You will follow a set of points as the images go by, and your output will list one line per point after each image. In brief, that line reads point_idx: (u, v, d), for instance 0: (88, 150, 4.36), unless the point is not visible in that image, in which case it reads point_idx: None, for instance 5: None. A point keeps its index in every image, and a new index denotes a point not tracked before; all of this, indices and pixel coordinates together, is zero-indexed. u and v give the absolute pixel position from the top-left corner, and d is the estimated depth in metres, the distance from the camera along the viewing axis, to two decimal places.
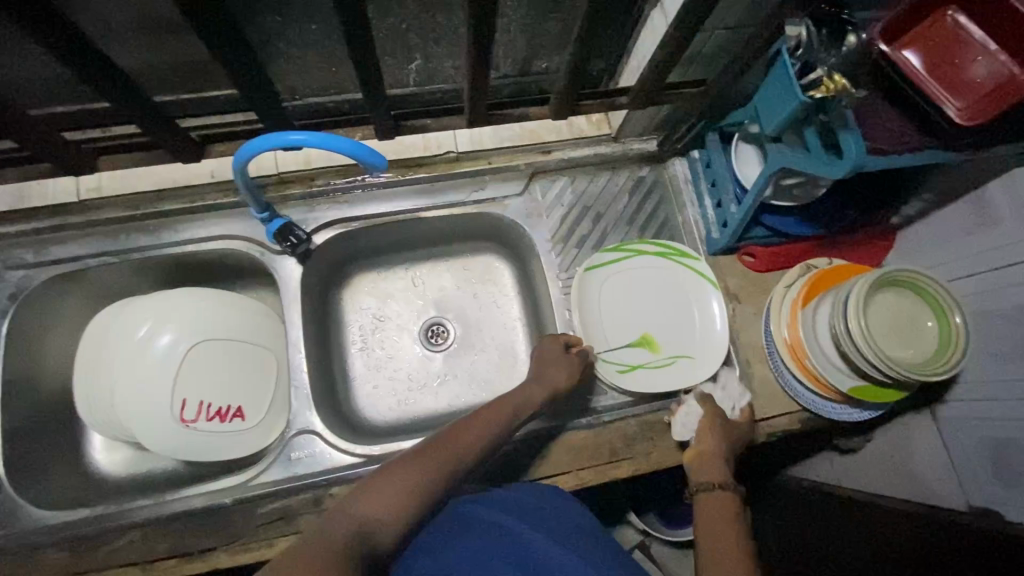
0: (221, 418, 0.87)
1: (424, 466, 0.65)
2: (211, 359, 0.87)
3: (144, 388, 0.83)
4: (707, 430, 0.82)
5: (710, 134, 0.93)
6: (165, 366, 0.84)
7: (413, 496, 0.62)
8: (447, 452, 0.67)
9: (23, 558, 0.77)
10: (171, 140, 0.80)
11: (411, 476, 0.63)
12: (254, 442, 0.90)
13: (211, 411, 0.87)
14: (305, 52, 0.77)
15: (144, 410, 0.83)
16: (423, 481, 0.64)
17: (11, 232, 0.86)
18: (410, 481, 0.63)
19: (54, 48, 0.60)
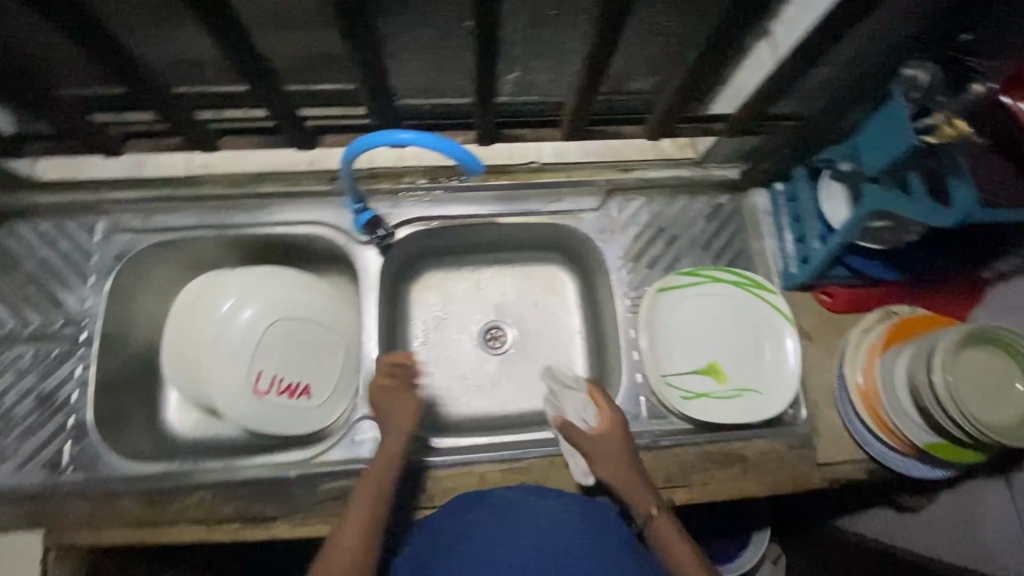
0: (290, 394, 0.91)
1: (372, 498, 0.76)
2: (286, 336, 0.92)
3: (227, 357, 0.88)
4: (612, 450, 0.81)
5: (797, 168, 0.91)
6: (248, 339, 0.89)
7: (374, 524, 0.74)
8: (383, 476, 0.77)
9: (100, 503, 0.81)
10: (288, 123, 0.86)
11: (375, 507, 0.75)
12: (318, 420, 0.92)
13: (282, 385, 0.90)
14: (415, 55, 0.80)
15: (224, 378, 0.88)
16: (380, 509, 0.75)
17: (123, 197, 0.92)
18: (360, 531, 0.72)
19: (214, 31, 0.65)
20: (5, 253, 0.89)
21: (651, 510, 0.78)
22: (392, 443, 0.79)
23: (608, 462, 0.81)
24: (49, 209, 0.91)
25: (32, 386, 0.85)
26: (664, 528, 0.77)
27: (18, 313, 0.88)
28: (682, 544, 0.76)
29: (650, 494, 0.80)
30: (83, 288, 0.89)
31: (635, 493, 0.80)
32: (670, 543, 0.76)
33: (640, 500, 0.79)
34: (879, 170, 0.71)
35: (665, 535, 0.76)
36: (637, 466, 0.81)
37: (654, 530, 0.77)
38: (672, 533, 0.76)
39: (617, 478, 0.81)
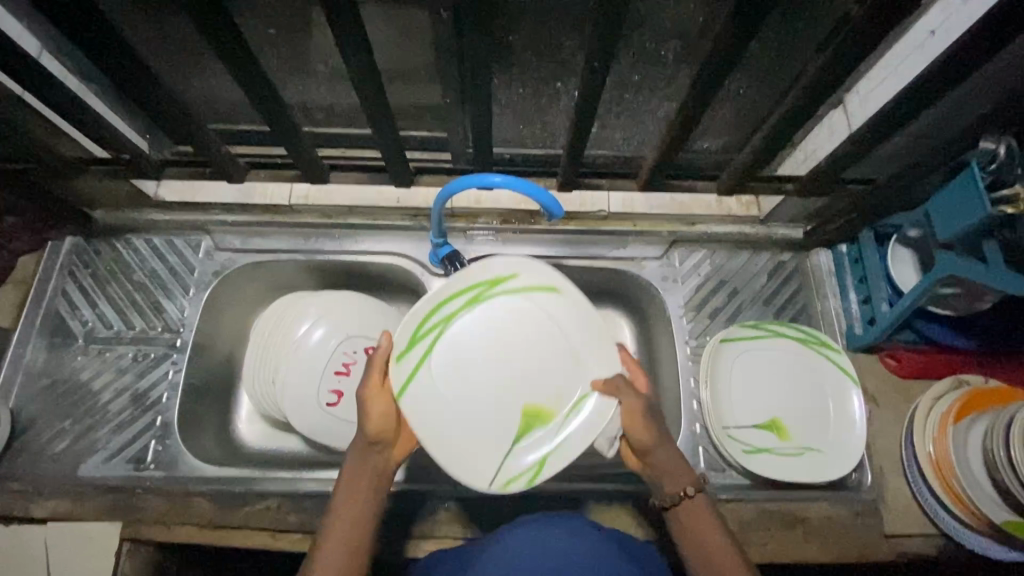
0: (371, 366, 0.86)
1: (346, 534, 0.65)
2: (470, 387, 0.73)
3: (446, 406, 0.72)
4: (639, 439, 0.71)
5: (865, 232, 0.93)
6: (488, 423, 0.73)
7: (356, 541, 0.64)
8: (362, 515, 0.66)
9: (175, 501, 0.85)
10: (396, 167, 0.93)
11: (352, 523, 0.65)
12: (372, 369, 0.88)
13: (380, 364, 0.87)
14: (506, 112, 0.91)
15: (416, 399, 0.71)
16: (359, 545, 0.64)
17: (228, 219, 1.01)
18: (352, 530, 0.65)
19: (359, 86, 0.74)
20: (120, 262, 0.99)
21: (682, 492, 0.69)
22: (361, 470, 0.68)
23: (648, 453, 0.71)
24: (163, 227, 1.01)
25: (129, 385, 0.93)
26: (693, 513, 0.68)
27: (124, 316, 0.97)
28: (715, 534, 0.66)
29: (682, 475, 0.70)
30: (183, 299, 0.97)
31: (664, 477, 0.70)
32: (701, 533, 0.67)
33: (669, 484, 0.70)
34: (951, 236, 0.73)
35: (695, 523, 0.67)
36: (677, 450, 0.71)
37: (682, 514, 0.69)
38: (703, 521, 0.67)
39: (658, 467, 0.71)
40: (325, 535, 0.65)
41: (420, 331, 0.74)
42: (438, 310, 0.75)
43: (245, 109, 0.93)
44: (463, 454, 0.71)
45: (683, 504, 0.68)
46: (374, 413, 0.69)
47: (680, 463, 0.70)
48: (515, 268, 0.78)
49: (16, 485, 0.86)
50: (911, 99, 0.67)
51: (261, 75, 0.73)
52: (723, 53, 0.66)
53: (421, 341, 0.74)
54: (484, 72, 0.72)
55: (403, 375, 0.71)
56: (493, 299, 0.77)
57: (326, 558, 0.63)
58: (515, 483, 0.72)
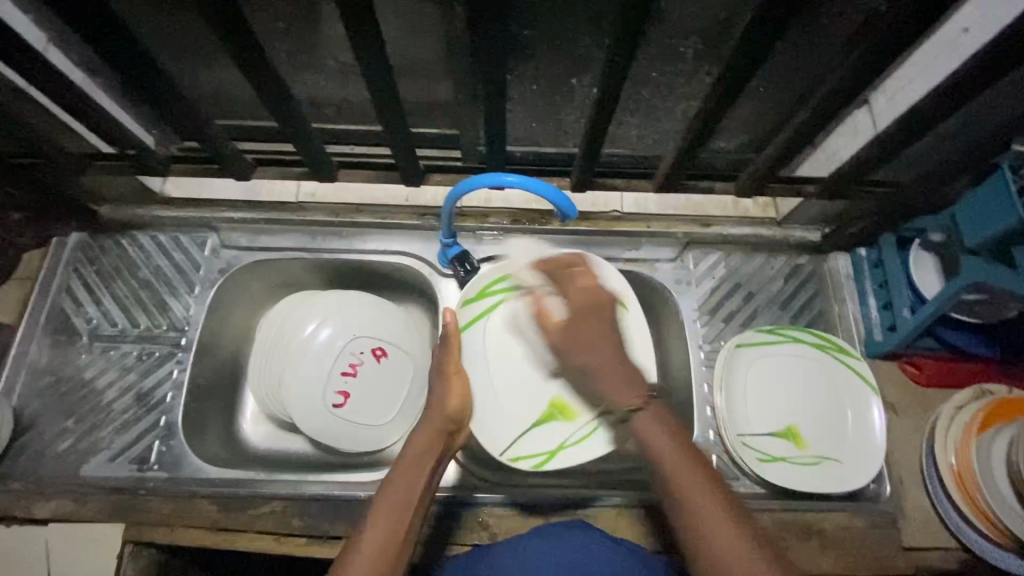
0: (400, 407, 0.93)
1: (406, 504, 0.63)
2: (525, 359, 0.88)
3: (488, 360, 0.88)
4: (586, 329, 0.71)
5: (886, 235, 0.90)
6: (518, 398, 0.87)
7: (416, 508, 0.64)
8: (422, 490, 0.65)
9: (178, 503, 0.84)
10: (406, 165, 0.91)
11: (414, 486, 0.65)
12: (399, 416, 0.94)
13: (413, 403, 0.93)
14: (517, 109, 0.89)
15: (472, 338, 0.88)
16: (409, 525, 0.62)
17: (235, 216, 0.99)
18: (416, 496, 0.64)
19: (370, 82, 0.72)
20: (126, 259, 0.98)
21: (634, 404, 0.66)
22: (428, 440, 0.70)
23: (581, 349, 0.71)
24: (169, 223, 0.99)
25: (133, 383, 0.92)
26: (655, 433, 0.64)
27: (129, 314, 0.95)
28: (670, 448, 0.62)
29: (634, 382, 0.67)
30: (189, 297, 0.96)
31: (616, 384, 0.67)
32: (660, 448, 0.62)
33: (618, 392, 0.67)
34: (981, 242, 0.71)
35: (680, 480, 0.60)
36: (621, 355, 0.69)
37: (639, 430, 0.65)
38: (658, 430, 0.64)
39: (594, 365, 0.69)
40: (381, 503, 0.63)
41: (489, 289, 0.89)
42: (512, 279, 0.89)
43: (253, 105, 0.91)
44: (489, 418, 0.85)
45: (638, 417, 0.65)
46: (456, 392, 0.76)
47: (630, 376, 0.67)
48: (594, 273, 0.87)
49: (19, 484, 0.85)
50: (941, 99, 0.65)
51: (271, 70, 0.71)
52: (748, 50, 0.63)
53: (489, 297, 0.89)
54: (498, 70, 0.70)
55: (467, 316, 0.88)
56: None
57: (376, 526, 0.61)
58: (524, 461, 0.85)
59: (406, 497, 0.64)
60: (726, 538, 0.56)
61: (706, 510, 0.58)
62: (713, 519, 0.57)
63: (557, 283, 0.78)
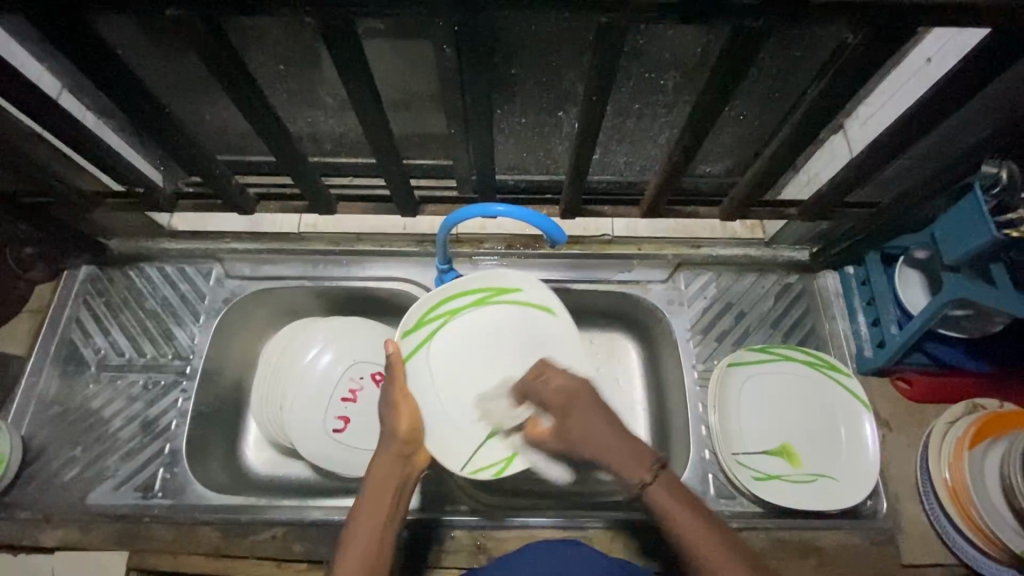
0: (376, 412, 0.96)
1: (372, 538, 0.64)
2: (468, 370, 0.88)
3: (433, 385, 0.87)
4: (579, 417, 0.71)
5: (871, 254, 0.92)
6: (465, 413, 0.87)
7: (382, 539, 0.64)
8: (384, 522, 0.65)
9: (181, 530, 0.85)
10: (401, 196, 0.94)
11: (375, 520, 0.65)
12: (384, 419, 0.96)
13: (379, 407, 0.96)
14: (508, 140, 0.93)
15: (416, 370, 0.87)
16: (379, 556, 0.63)
17: (239, 247, 1.03)
18: (380, 530, 0.64)
19: (366, 120, 0.76)
20: (134, 291, 1.01)
21: (646, 478, 0.64)
22: (382, 469, 0.69)
23: (584, 429, 0.70)
24: (175, 255, 1.03)
25: (139, 412, 0.94)
26: (663, 498, 0.64)
27: (136, 344, 0.98)
28: (692, 516, 0.62)
29: (641, 456, 0.66)
30: (193, 326, 0.99)
31: (619, 460, 0.66)
32: (674, 515, 0.62)
33: (625, 470, 0.66)
34: (959, 260, 0.73)
35: (665, 506, 0.63)
36: (614, 422, 0.70)
37: (653, 501, 0.64)
38: (673, 502, 0.63)
39: (596, 445, 0.68)
40: (348, 546, 0.63)
41: (430, 316, 0.87)
42: (446, 303, 0.89)
43: (256, 142, 0.96)
44: (444, 437, 0.85)
45: (648, 492, 0.64)
46: (406, 413, 0.74)
47: (631, 447, 0.66)
48: (522, 283, 0.90)
49: (26, 514, 0.87)
50: (909, 124, 0.68)
51: (271, 111, 0.75)
52: (721, 83, 0.67)
53: (428, 325, 0.87)
54: (487, 106, 0.74)
55: (409, 346, 0.86)
56: (497, 304, 0.90)
57: (343, 572, 0.61)
58: (484, 472, 0.85)
59: (371, 536, 0.64)
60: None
61: (719, 564, 0.58)
62: (713, 558, 0.59)
63: (534, 396, 0.80)
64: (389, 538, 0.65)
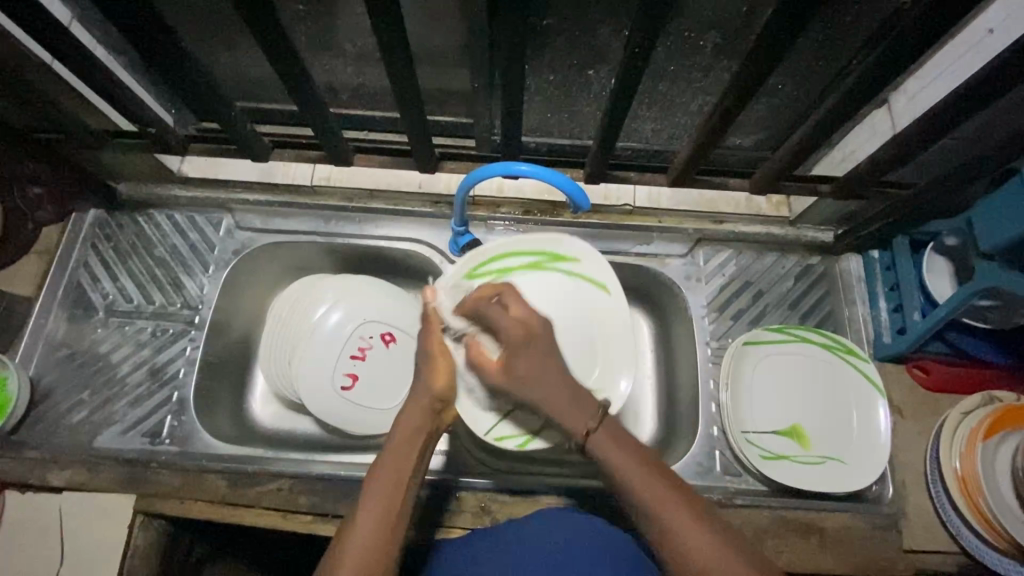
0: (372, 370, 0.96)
1: (396, 486, 0.63)
2: None
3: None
4: (521, 369, 0.69)
5: (900, 238, 0.90)
6: None
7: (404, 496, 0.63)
8: (409, 477, 0.64)
9: (188, 477, 0.86)
10: (421, 151, 0.91)
11: (400, 473, 0.64)
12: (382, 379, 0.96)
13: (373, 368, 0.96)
14: (534, 99, 0.90)
15: None
16: (400, 508, 0.62)
17: (250, 199, 1.00)
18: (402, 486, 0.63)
19: (390, 68, 0.73)
20: (142, 237, 0.99)
21: (588, 427, 0.65)
22: (410, 424, 0.68)
23: (535, 378, 0.68)
24: (185, 203, 1.01)
25: (147, 359, 0.93)
26: (606, 446, 0.64)
27: (143, 291, 0.97)
28: (629, 453, 0.63)
29: (585, 404, 0.66)
30: (203, 276, 0.97)
31: (563, 411, 0.66)
32: (614, 466, 0.62)
33: (571, 420, 0.66)
34: (995, 247, 0.70)
35: (607, 454, 0.63)
36: (561, 371, 0.68)
37: (595, 450, 0.64)
38: (617, 451, 0.63)
39: (542, 389, 0.67)
40: (371, 486, 0.63)
41: (481, 270, 0.87)
42: (499, 260, 0.89)
43: (271, 87, 0.93)
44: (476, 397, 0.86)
45: (590, 442, 0.64)
46: (443, 371, 0.71)
47: (576, 393, 0.66)
48: (580, 254, 0.90)
49: (34, 453, 0.87)
50: (962, 100, 0.65)
51: (292, 53, 0.72)
52: (768, 45, 0.63)
53: (479, 278, 0.87)
54: (518, 59, 0.70)
55: (456, 298, 0.86)
56: (552, 271, 0.90)
57: (364, 524, 0.60)
58: (508, 441, 0.86)
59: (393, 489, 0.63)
60: (699, 544, 0.56)
61: (658, 506, 0.59)
62: (660, 501, 0.59)
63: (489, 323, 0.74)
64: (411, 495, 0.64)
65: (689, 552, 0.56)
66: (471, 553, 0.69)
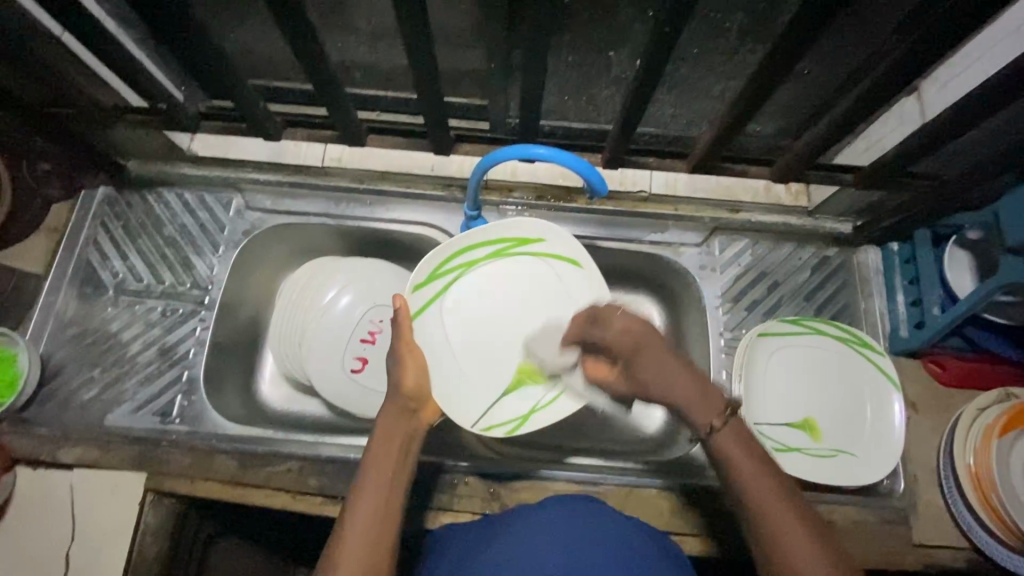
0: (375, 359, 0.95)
1: (384, 482, 0.62)
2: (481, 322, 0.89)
3: (447, 344, 0.87)
4: (650, 373, 0.67)
5: (921, 231, 0.88)
6: (484, 365, 0.88)
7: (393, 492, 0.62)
8: (395, 473, 0.64)
9: (199, 457, 0.86)
10: (435, 133, 0.89)
11: (386, 471, 0.63)
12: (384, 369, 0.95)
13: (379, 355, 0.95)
14: (552, 81, 0.88)
15: (428, 324, 0.86)
16: (392, 505, 0.61)
17: (260, 179, 0.99)
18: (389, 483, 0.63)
19: (408, 44, 0.71)
20: (151, 216, 0.98)
21: (713, 424, 0.63)
22: (390, 424, 0.68)
23: (662, 380, 0.66)
24: (195, 182, 0.99)
25: (157, 338, 0.93)
26: (729, 445, 0.62)
27: (153, 270, 0.96)
28: (750, 455, 0.61)
29: (712, 399, 0.64)
30: (212, 256, 0.96)
31: (689, 403, 0.64)
32: (738, 464, 0.61)
33: (696, 413, 0.64)
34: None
35: (727, 451, 0.62)
36: (687, 369, 0.66)
37: (719, 447, 0.62)
38: (738, 449, 0.62)
39: (664, 383, 0.66)
40: (363, 485, 0.62)
41: (442, 268, 0.85)
42: (462, 255, 0.86)
43: (284, 65, 0.91)
44: (455, 392, 0.85)
45: (715, 437, 0.63)
46: (412, 367, 0.72)
47: (704, 389, 0.64)
48: (544, 233, 0.87)
49: (46, 430, 0.87)
50: (1001, 89, 0.62)
51: (308, 28, 0.70)
52: (802, 27, 0.61)
53: (442, 277, 0.86)
54: (541, 38, 0.68)
55: (420, 302, 0.85)
56: (516, 256, 0.88)
57: (355, 523, 0.59)
58: (498, 429, 0.86)
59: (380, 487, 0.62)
60: (807, 561, 0.55)
61: (776, 522, 0.57)
62: (772, 508, 0.58)
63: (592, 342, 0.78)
64: (400, 491, 0.63)
65: (796, 557, 0.55)
66: (486, 537, 0.69)
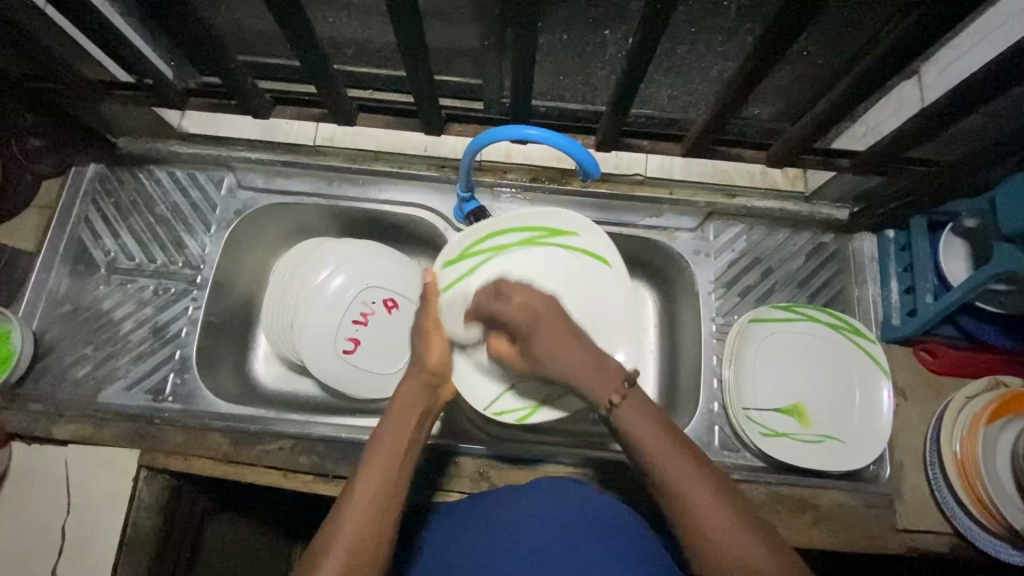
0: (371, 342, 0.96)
1: (399, 449, 0.63)
2: None
3: None
4: (549, 346, 0.67)
5: (916, 218, 0.87)
6: None
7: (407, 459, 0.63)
8: (409, 442, 0.65)
9: (192, 435, 0.87)
10: (427, 112, 0.88)
11: (401, 439, 0.64)
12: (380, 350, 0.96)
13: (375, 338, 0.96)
14: (546, 60, 0.86)
15: (453, 304, 0.87)
16: (403, 472, 0.62)
17: (252, 157, 0.98)
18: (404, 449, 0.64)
19: (397, 22, 0.69)
20: (143, 194, 0.98)
21: (612, 398, 0.62)
22: (410, 395, 0.70)
23: (559, 352, 0.67)
24: (186, 159, 0.99)
25: (149, 317, 0.93)
26: (631, 420, 0.60)
27: (145, 248, 0.96)
28: (654, 426, 0.60)
29: (609, 375, 0.64)
30: (204, 235, 0.96)
31: (590, 383, 0.64)
32: (639, 433, 0.59)
33: (596, 388, 0.63)
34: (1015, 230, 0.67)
35: (633, 429, 0.60)
36: (591, 350, 0.67)
37: (621, 424, 0.61)
38: (640, 424, 0.60)
39: (565, 364, 0.66)
40: (377, 454, 0.62)
41: (473, 249, 0.87)
42: (493, 238, 0.88)
43: (274, 41, 0.90)
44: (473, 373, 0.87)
45: (617, 413, 0.61)
46: (438, 345, 0.75)
47: (602, 366, 0.64)
48: (578, 227, 0.88)
49: (39, 406, 0.88)
50: (1000, 73, 0.61)
51: (295, 4, 0.68)
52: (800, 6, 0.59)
53: (471, 257, 0.87)
54: (532, 16, 0.67)
55: (450, 277, 0.86)
56: (550, 245, 0.90)
57: (366, 486, 0.59)
58: (508, 415, 0.87)
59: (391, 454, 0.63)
60: (712, 518, 0.54)
61: (679, 475, 0.56)
62: (688, 484, 0.56)
63: (493, 317, 0.75)
64: (412, 461, 0.64)
65: (721, 544, 0.53)
66: (472, 516, 0.70)
